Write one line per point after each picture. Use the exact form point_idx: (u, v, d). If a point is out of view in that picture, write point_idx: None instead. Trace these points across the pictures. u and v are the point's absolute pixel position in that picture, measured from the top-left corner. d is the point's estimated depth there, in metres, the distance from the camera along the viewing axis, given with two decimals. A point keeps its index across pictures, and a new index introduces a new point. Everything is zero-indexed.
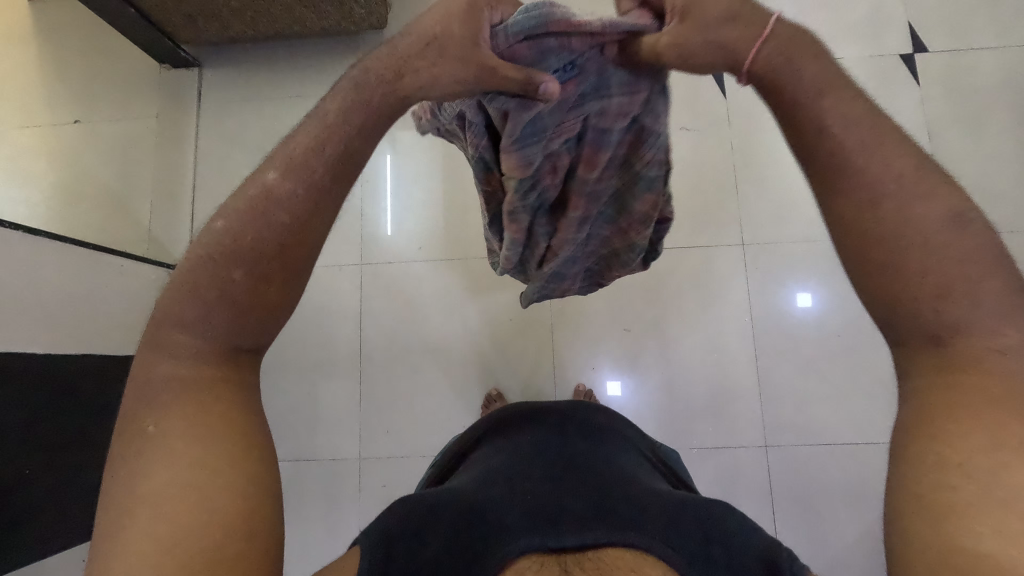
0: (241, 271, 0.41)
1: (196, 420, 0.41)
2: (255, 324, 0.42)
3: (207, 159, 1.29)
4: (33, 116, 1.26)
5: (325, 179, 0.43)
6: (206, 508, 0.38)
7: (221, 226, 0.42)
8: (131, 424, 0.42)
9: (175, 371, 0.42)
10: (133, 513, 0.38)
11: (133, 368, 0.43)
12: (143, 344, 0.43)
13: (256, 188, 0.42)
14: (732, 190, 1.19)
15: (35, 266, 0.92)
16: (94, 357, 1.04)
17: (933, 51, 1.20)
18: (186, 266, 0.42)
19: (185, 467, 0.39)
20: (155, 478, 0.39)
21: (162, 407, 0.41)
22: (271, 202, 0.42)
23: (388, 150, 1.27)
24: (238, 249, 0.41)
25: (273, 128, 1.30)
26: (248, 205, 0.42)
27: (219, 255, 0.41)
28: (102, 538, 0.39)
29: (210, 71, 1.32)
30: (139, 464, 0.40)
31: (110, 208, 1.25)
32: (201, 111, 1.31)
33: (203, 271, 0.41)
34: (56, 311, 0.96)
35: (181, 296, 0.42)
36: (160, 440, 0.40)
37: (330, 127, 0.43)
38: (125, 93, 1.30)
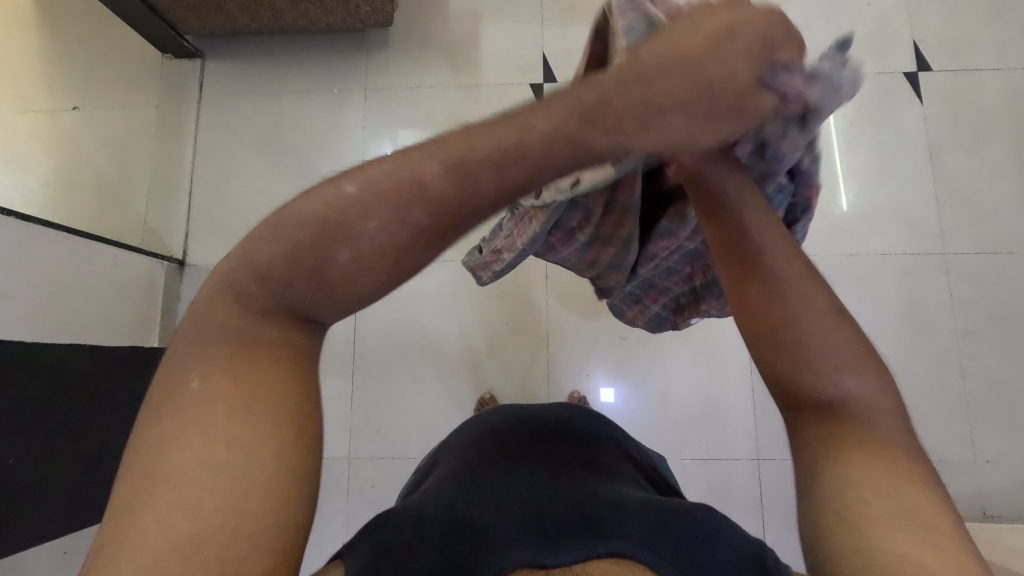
0: (346, 253, 0.35)
1: (249, 401, 0.35)
2: (337, 301, 0.37)
3: (208, 150, 1.29)
4: (32, 101, 1.25)
5: (476, 187, 0.35)
6: (233, 505, 0.33)
7: (353, 191, 0.35)
8: (175, 374, 0.36)
9: (251, 328, 0.36)
10: (156, 486, 0.33)
11: (195, 306, 0.38)
12: (217, 275, 0.38)
13: (407, 175, 0.35)
14: None
15: (28, 253, 0.92)
16: (84, 348, 1.02)
17: (936, 70, 1.21)
18: (270, 226, 0.36)
19: (218, 450, 0.34)
20: (186, 451, 0.34)
21: (212, 363, 0.36)
22: (379, 200, 0.35)
23: (389, 149, 1.26)
24: (355, 230, 0.35)
25: (274, 121, 1.29)
26: (389, 188, 0.35)
27: (297, 244, 0.35)
28: (116, 512, 0.33)
29: (213, 63, 1.32)
30: (175, 427, 0.35)
31: (105, 196, 1.23)
32: (203, 103, 1.31)
33: (311, 228, 0.35)
34: (46, 300, 0.95)
35: (258, 266, 0.36)
36: (204, 406, 0.35)
37: (508, 148, 0.35)
38: (125, 81, 1.29)
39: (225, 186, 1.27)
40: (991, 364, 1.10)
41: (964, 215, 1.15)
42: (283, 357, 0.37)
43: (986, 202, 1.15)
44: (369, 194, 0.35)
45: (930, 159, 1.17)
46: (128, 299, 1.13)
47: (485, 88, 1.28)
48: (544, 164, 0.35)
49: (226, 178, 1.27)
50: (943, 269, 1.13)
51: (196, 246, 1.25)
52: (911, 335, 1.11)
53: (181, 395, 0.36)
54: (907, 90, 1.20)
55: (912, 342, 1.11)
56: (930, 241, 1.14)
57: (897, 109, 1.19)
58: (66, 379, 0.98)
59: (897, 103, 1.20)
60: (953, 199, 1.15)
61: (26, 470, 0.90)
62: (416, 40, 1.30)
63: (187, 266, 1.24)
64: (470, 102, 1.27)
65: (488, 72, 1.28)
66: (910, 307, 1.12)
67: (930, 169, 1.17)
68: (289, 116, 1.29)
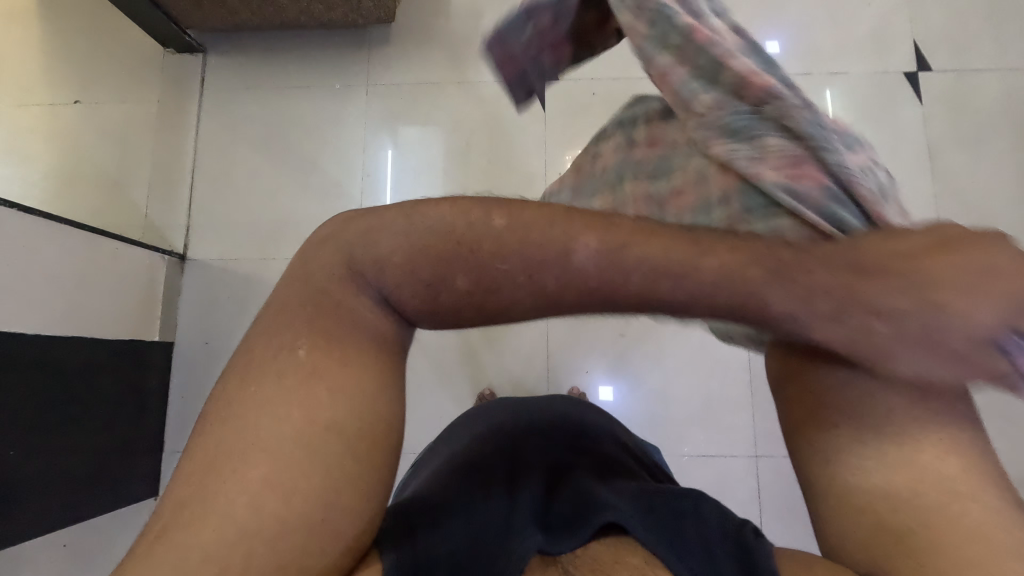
0: (463, 279, 0.40)
1: (329, 398, 0.37)
2: (442, 319, 0.42)
3: (208, 145, 1.28)
4: (33, 95, 1.25)
5: (615, 276, 0.41)
6: (299, 501, 0.35)
7: (502, 225, 0.41)
8: (269, 350, 0.39)
9: (354, 324, 0.39)
10: (234, 467, 0.36)
11: (320, 278, 0.41)
12: (340, 247, 0.41)
13: (559, 245, 0.41)
14: None
15: (29, 246, 0.92)
16: (85, 340, 1.02)
17: (936, 70, 1.21)
18: (412, 215, 0.41)
19: (291, 440, 0.36)
20: (263, 436, 0.36)
21: (321, 338, 0.39)
22: (522, 245, 0.41)
23: (390, 145, 1.27)
24: (471, 258, 0.40)
25: (276, 117, 1.29)
26: (513, 227, 0.41)
27: (461, 258, 0.40)
28: (192, 484, 0.36)
29: (214, 57, 1.31)
30: (257, 410, 0.37)
31: (105, 190, 1.24)
32: (204, 98, 1.30)
33: (436, 236, 0.40)
34: (47, 293, 0.96)
35: (401, 258, 0.40)
36: (283, 393, 0.37)
37: (665, 266, 0.40)
38: (126, 75, 1.29)
39: (226, 181, 1.27)
40: None
41: (963, 215, 1.15)
42: (377, 361, 0.39)
43: (985, 203, 1.15)
44: (511, 233, 0.41)
45: (930, 159, 1.18)
46: (129, 295, 1.13)
47: (485, 85, 1.28)
48: (710, 295, 0.40)
49: (227, 173, 1.27)
50: None
51: (197, 240, 1.25)
52: None
53: (271, 360, 0.38)
54: (907, 90, 1.21)
55: None
56: None
57: (897, 109, 1.20)
58: (67, 372, 0.98)
59: (897, 103, 1.20)
60: (951, 199, 1.16)
61: (26, 461, 0.90)
62: (417, 37, 1.30)
63: (187, 261, 1.24)
64: (471, 99, 1.27)
65: (489, 69, 1.28)
66: None
67: (929, 170, 1.17)
68: (290, 112, 1.29)
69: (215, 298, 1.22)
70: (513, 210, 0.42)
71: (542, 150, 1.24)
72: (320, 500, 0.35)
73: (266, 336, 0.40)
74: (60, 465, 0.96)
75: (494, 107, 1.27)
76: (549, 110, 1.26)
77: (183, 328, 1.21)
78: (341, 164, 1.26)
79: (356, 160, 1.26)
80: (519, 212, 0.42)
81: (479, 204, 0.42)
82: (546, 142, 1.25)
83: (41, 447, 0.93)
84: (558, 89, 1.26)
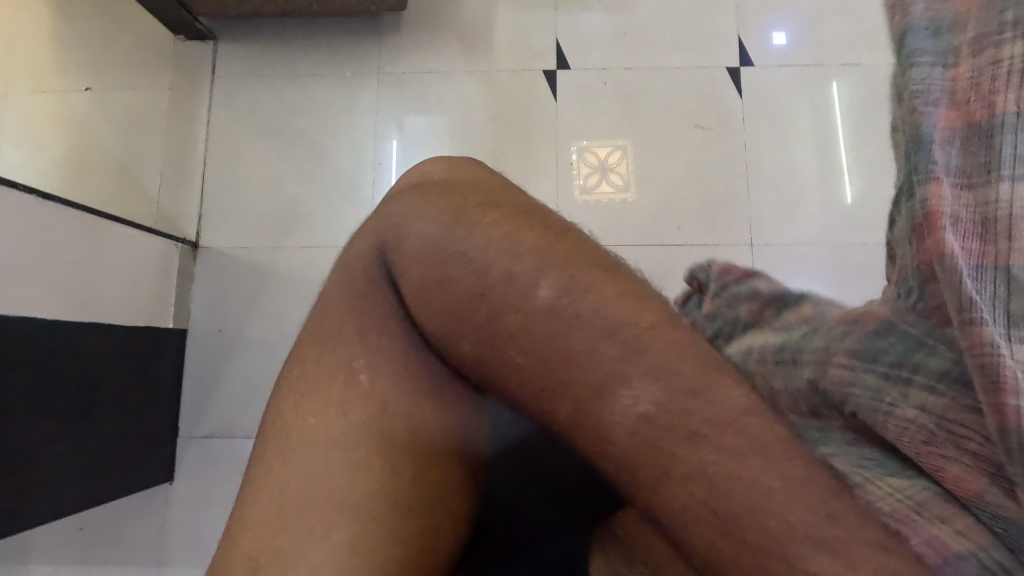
0: (472, 347, 0.40)
1: (372, 447, 0.43)
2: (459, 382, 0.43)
3: (219, 133, 1.28)
4: (46, 82, 1.26)
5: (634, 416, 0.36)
6: (361, 536, 0.41)
7: (543, 296, 0.38)
8: (313, 405, 0.44)
9: (383, 376, 0.44)
10: (303, 513, 0.42)
11: (350, 330, 0.45)
12: (374, 295, 0.45)
13: (598, 347, 0.37)
14: (743, 189, 1.20)
15: (47, 231, 0.93)
16: (104, 327, 1.04)
17: None
18: (462, 242, 0.40)
19: (349, 484, 0.42)
20: (323, 484, 0.42)
21: (380, 369, 0.44)
22: (550, 343, 0.38)
23: (399, 135, 1.27)
24: (490, 329, 0.39)
25: (287, 105, 1.29)
26: (543, 306, 0.38)
27: (492, 315, 0.39)
28: (269, 527, 0.42)
29: (225, 45, 1.31)
30: (313, 459, 0.43)
31: (118, 178, 1.24)
32: (216, 85, 1.30)
33: (460, 293, 0.40)
34: (65, 280, 0.97)
35: (428, 303, 0.41)
36: (332, 444, 0.43)
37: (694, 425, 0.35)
38: (137, 63, 1.29)
39: (237, 169, 1.27)
40: None
41: None
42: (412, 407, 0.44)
43: None
44: (547, 310, 0.38)
45: None
46: (144, 283, 1.14)
47: (497, 74, 1.28)
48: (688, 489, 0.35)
49: (237, 161, 1.27)
50: None
51: (208, 228, 1.25)
52: None
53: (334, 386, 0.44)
54: None
55: None
56: None
57: None
58: (86, 359, 0.99)
59: None
60: None
61: (44, 443, 0.91)
62: (427, 24, 1.30)
63: (200, 249, 1.25)
64: (483, 89, 1.27)
65: (501, 58, 1.28)
66: None
67: None
68: (301, 100, 1.29)
69: (228, 287, 1.23)
70: (567, 277, 0.38)
71: (554, 139, 1.24)
72: (382, 530, 0.41)
73: (330, 361, 0.45)
74: (77, 449, 0.97)
75: (506, 96, 1.27)
76: (561, 99, 1.26)
77: (196, 316, 1.22)
78: (352, 154, 1.27)
79: (367, 149, 1.27)
80: (574, 284, 0.38)
81: (530, 256, 0.39)
82: (557, 132, 1.25)
83: (59, 431, 0.94)
84: (569, 78, 1.26)
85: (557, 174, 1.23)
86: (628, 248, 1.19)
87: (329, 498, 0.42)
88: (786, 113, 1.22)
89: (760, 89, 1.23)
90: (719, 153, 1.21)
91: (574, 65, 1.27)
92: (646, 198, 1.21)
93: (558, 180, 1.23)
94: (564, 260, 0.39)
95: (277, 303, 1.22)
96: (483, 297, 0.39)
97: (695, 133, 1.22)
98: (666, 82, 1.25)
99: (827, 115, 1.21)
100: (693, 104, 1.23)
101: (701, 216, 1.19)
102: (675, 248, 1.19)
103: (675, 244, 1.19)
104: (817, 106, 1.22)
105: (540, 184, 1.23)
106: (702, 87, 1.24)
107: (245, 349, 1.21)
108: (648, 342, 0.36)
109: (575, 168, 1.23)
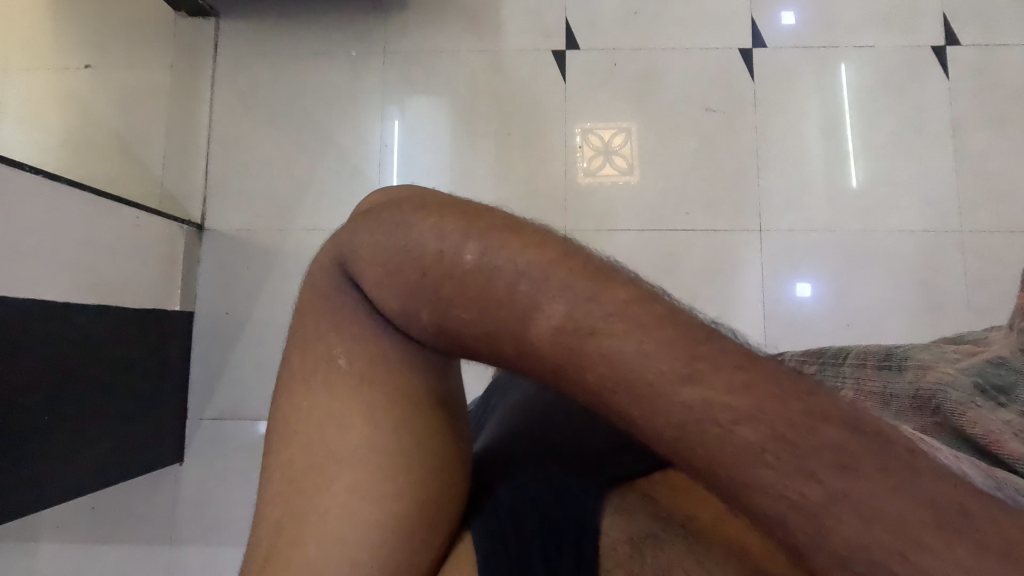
0: (425, 313, 0.36)
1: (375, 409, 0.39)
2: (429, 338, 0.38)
3: (222, 112, 1.26)
4: (43, 59, 1.24)
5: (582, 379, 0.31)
6: (379, 496, 0.37)
7: (471, 260, 0.34)
8: (297, 391, 0.41)
9: (355, 343, 0.40)
10: (317, 492, 0.37)
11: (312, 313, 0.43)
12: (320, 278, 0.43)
13: (527, 303, 0.32)
14: (753, 173, 1.19)
15: (52, 213, 0.92)
16: (112, 309, 1.03)
17: (965, 45, 1.19)
18: (399, 233, 0.37)
19: (358, 449, 0.38)
20: (334, 455, 0.38)
21: (358, 345, 0.40)
22: (486, 301, 0.33)
23: (405, 115, 1.25)
24: (431, 288, 0.35)
25: (291, 84, 1.27)
26: (472, 267, 0.34)
27: (434, 292, 0.35)
28: (284, 523, 0.37)
29: (226, 21, 1.28)
30: (314, 438, 0.39)
31: (119, 157, 1.23)
32: (218, 64, 1.27)
33: (403, 254, 0.36)
34: (71, 262, 0.96)
35: (375, 272, 0.37)
36: (330, 418, 0.39)
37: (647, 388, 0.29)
38: (137, 40, 1.27)
39: (241, 150, 1.25)
40: None
41: (982, 193, 1.15)
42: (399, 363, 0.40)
43: (1005, 180, 1.15)
44: (474, 274, 0.33)
45: (953, 137, 1.17)
46: (150, 265, 1.13)
47: (506, 54, 1.26)
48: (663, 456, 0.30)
49: (241, 141, 1.26)
50: (957, 246, 1.14)
51: (213, 210, 1.24)
52: (924, 310, 1.12)
53: (314, 375, 0.41)
54: (934, 65, 1.19)
55: (924, 318, 1.12)
56: (947, 217, 1.15)
57: (922, 84, 1.18)
58: (94, 341, 0.99)
59: (922, 78, 1.19)
60: (971, 175, 1.16)
61: (56, 425, 0.92)
62: (434, 3, 1.27)
63: (205, 231, 1.24)
64: (491, 69, 1.25)
65: (510, 38, 1.26)
66: (923, 284, 1.13)
67: (952, 147, 1.17)
68: (306, 79, 1.27)
69: (234, 269, 1.22)
70: (488, 236, 0.34)
71: (563, 122, 1.23)
72: (405, 489, 0.37)
73: (309, 352, 0.42)
74: (88, 430, 0.98)
75: (513, 77, 1.25)
76: (570, 80, 1.24)
77: (202, 298, 1.22)
78: (357, 134, 1.25)
79: (373, 129, 1.25)
80: (492, 242, 0.34)
81: (454, 229, 0.35)
82: (566, 114, 1.23)
83: (70, 412, 0.94)
84: (578, 59, 1.24)
85: (566, 157, 1.22)
86: (636, 232, 1.19)
87: (334, 477, 0.37)
88: (797, 96, 1.20)
89: (773, 71, 1.21)
90: (730, 136, 1.20)
91: (583, 45, 1.25)
92: (655, 181, 1.20)
93: (566, 163, 1.21)
94: (480, 220, 0.35)
95: (283, 285, 1.21)
96: (423, 278, 0.35)
97: (706, 117, 1.21)
98: (677, 63, 1.23)
99: (839, 98, 1.19)
100: (705, 87, 1.22)
101: (709, 200, 1.19)
102: (684, 232, 1.18)
103: (683, 228, 1.18)
104: (829, 89, 1.20)
105: (548, 167, 1.22)
106: (713, 68, 1.22)
107: (251, 328, 1.21)
108: (554, 273, 0.32)
109: (580, 150, 1.22)
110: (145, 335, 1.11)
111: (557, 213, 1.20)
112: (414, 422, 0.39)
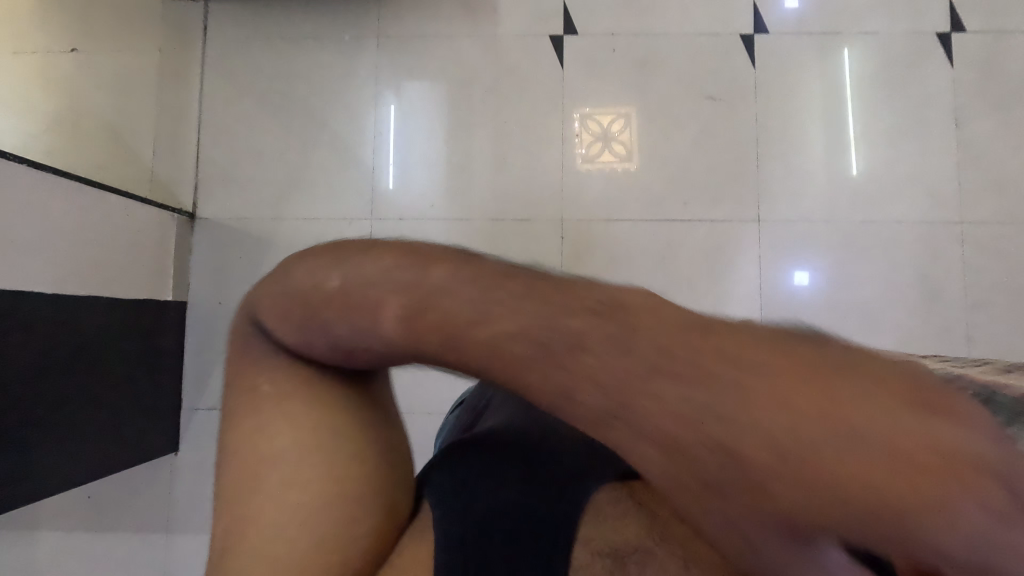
0: (343, 325, 0.30)
1: (306, 430, 0.34)
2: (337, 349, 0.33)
3: (213, 98, 1.24)
4: (29, 42, 1.21)
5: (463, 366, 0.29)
6: (315, 522, 0.33)
7: (336, 283, 0.30)
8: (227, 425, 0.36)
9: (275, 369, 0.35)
10: (247, 534, 0.33)
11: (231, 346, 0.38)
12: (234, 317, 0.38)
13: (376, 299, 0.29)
14: (753, 162, 1.17)
15: (40, 203, 0.91)
16: (103, 300, 1.02)
17: (971, 32, 1.17)
18: (281, 281, 0.33)
19: (288, 475, 0.34)
20: (263, 489, 0.33)
21: (278, 371, 0.35)
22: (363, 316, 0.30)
23: (401, 102, 1.22)
24: (319, 304, 0.31)
25: (283, 69, 1.24)
26: (337, 286, 0.30)
27: (323, 325, 0.31)
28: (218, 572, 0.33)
29: (216, 4, 1.25)
30: (244, 474, 0.34)
31: (109, 145, 1.20)
32: (208, 48, 1.24)
33: (287, 289, 0.32)
34: (60, 253, 0.94)
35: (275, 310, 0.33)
36: (260, 449, 0.34)
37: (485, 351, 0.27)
38: (125, 23, 1.23)
39: (233, 137, 1.23)
40: (996, 333, 1.11)
41: (984, 183, 1.14)
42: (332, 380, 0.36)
43: (1008, 171, 1.14)
44: (341, 298, 0.30)
45: (956, 126, 1.15)
46: (142, 254, 1.12)
47: (503, 39, 1.23)
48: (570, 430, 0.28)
49: (233, 128, 1.23)
50: (957, 237, 1.13)
51: (205, 198, 1.22)
52: (921, 302, 1.12)
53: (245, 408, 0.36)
54: (939, 52, 1.17)
55: (920, 311, 1.12)
56: (947, 209, 1.14)
57: (926, 72, 1.16)
58: (86, 332, 0.98)
59: (926, 65, 1.17)
60: (972, 166, 1.14)
61: (50, 419, 0.91)
62: None
63: (197, 219, 1.22)
64: (487, 54, 1.23)
65: (507, 22, 1.23)
66: (922, 276, 1.13)
67: (955, 136, 1.15)
68: (298, 64, 1.24)
69: (227, 259, 1.21)
70: (338, 256, 0.31)
71: (560, 109, 1.21)
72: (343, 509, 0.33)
73: (235, 387, 0.37)
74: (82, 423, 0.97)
75: (510, 63, 1.22)
76: (568, 66, 1.21)
77: (196, 287, 1.21)
78: (351, 122, 1.23)
79: (368, 116, 1.23)
80: (348, 259, 0.31)
81: (309, 260, 0.32)
82: (563, 101, 1.21)
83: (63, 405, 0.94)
84: (577, 44, 1.22)
85: (563, 145, 1.20)
86: (634, 222, 1.18)
87: (264, 511, 0.33)
88: (799, 84, 1.18)
89: (775, 58, 1.19)
90: (731, 125, 1.18)
91: (582, 30, 1.22)
92: (654, 170, 1.18)
93: (563, 151, 1.20)
94: (332, 247, 0.32)
95: None
96: (308, 311, 0.31)
97: (706, 105, 1.19)
98: (677, 49, 1.20)
99: (842, 87, 1.17)
100: (705, 74, 1.19)
101: (709, 190, 1.17)
102: (682, 222, 1.17)
103: (681, 218, 1.17)
104: (832, 77, 1.18)
105: (545, 156, 1.20)
106: (714, 55, 1.20)
107: None
108: (398, 271, 0.29)
109: (577, 139, 1.20)
110: (138, 326, 1.10)
111: (554, 202, 1.19)
112: (352, 432, 0.35)
